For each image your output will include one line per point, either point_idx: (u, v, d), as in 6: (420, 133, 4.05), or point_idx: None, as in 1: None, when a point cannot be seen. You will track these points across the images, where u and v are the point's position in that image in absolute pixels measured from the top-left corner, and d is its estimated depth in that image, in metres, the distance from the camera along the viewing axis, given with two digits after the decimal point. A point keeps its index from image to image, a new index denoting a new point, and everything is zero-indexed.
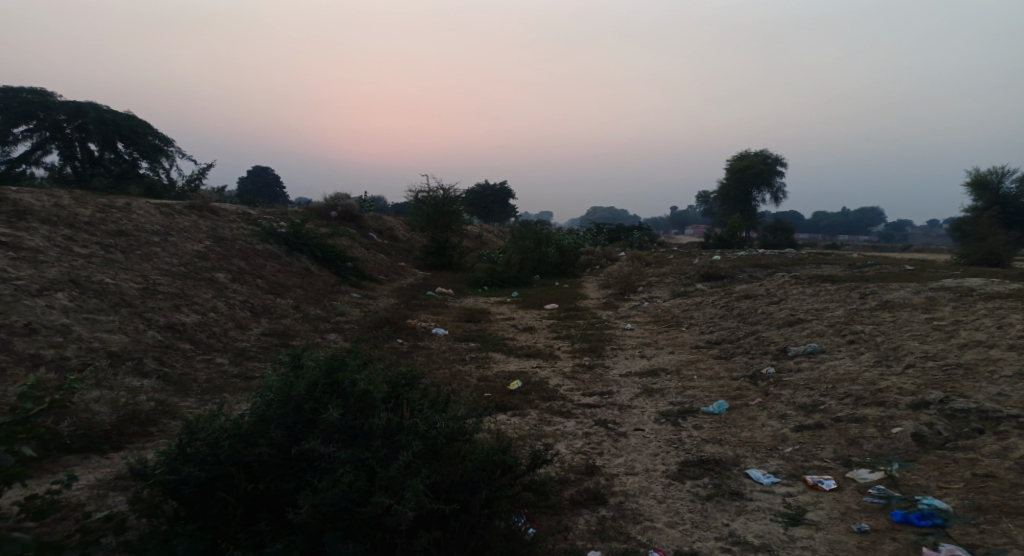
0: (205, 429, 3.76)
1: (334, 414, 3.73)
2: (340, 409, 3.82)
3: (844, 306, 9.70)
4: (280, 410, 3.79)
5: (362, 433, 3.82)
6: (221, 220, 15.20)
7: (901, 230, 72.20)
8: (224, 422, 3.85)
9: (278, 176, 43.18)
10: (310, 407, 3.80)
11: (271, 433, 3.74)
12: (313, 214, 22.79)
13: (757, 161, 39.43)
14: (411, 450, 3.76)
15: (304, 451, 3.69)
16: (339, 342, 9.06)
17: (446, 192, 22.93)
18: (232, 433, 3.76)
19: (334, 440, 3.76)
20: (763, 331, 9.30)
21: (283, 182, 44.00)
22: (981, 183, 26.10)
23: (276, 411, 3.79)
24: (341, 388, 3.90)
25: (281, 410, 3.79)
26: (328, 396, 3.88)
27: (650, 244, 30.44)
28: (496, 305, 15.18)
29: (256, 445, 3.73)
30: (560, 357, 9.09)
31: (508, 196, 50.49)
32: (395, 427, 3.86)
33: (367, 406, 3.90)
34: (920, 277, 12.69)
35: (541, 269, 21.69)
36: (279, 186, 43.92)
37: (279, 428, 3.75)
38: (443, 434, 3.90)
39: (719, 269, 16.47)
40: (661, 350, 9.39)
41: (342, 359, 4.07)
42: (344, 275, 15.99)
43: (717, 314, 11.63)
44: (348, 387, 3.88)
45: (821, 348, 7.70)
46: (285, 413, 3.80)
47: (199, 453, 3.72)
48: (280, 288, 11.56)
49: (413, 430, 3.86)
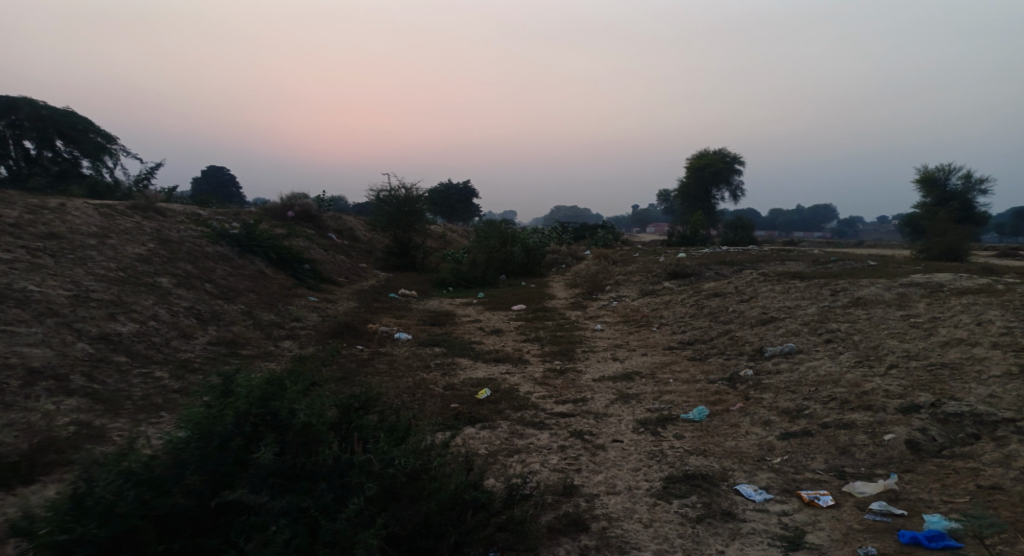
0: (109, 474, 3.24)
1: (267, 454, 3.36)
2: (275, 447, 3.44)
3: (816, 303, 9.52)
4: (200, 452, 3.38)
5: (304, 474, 3.45)
6: (168, 221, 14.44)
7: (854, 227, 73.95)
8: (134, 465, 3.33)
9: (234, 177, 41.96)
10: (238, 444, 3.42)
11: (186, 480, 3.29)
12: (269, 215, 22.00)
13: (717, 160, 39.79)
14: (365, 494, 3.37)
15: (228, 502, 3.27)
16: (294, 350, 8.52)
17: (408, 191, 22.38)
18: (143, 481, 3.26)
19: (269, 487, 3.37)
20: (736, 331, 9.05)
21: (239, 183, 42.78)
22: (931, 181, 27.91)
23: (194, 453, 3.37)
24: (277, 420, 3.55)
25: (201, 451, 3.38)
26: (262, 428, 3.52)
27: (614, 242, 30.31)
28: (462, 306, 14.73)
29: (169, 495, 3.26)
30: (530, 361, 8.69)
31: (471, 196, 50.01)
32: (344, 464, 3.50)
33: (310, 442, 3.55)
34: (886, 272, 12.66)
35: (506, 268, 21.29)
36: (235, 187, 42.68)
37: (197, 475, 3.32)
38: (403, 473, 3.49)
39: (686, 267, 16.29)
40: (633, 352, 9.07)
41: (278, 387, 3.73)
42: (301, 277, 15.35)
43: (688, 313, 11.38)
44: (286, 419, 3.54)
45: (799, 348, 7.45)
46: (209, 452, 3.38)
47: (102, 501, 3.14)
48: (230, 293, 10.94)
49: (366, 469, 3.46)
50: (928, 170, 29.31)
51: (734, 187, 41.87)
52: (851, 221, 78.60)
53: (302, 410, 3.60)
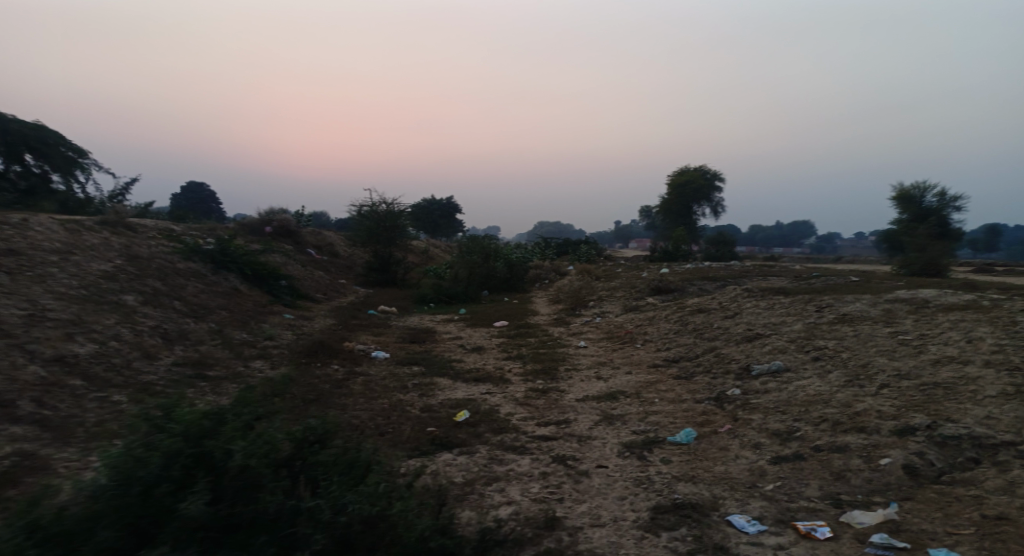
0: None
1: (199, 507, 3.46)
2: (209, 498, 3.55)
3: (801, 320, 9.36)
4: None
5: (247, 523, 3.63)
6: (139, 237, 14.07)
7: (833, 243, 74.70)
8: None
9: (214, 193, 41.42)
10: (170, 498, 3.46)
11: None
12: (246, 231, 21.60)
13: (698, 177, 39.96)
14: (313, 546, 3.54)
15: None
16: (264, 371, 8.20)
17: (388, 207, 22.08)
18: None
19: (208, 538, 3.52)
20: (722, 348, 8.85)
21: (219, 198, 42.23)
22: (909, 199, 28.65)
23: None
24: (215, 466, 3.68)
25: None
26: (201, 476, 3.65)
27: (597, 257, 30.16)
28: (442, 323, 14.43)
29: None
30: (511, 380, 8.42)
31: (455, 211, 49.76)
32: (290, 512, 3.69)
33: (250, 489, 3.69)
34: (870, 288, 12.54)
35: (489, 284, 21.03)
36: (215, 202, 42.12)
37: None
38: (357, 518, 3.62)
39: (670, 282, 16.13)
40: (617, 370, 8.83)
41: (215, 428, 3.83)
42: (277, 294, 14.99)
43: (672, 330, 11.17)
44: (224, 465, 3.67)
45: (786, 365, 7.25)
46: None
47: None
48: (201, 311, 10.60)
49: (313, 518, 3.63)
50: (905, 187, 29.93)
51: (716, 203, 42.04)
52: (830, 236, 79.39)
53: (240, 453, 3.70)
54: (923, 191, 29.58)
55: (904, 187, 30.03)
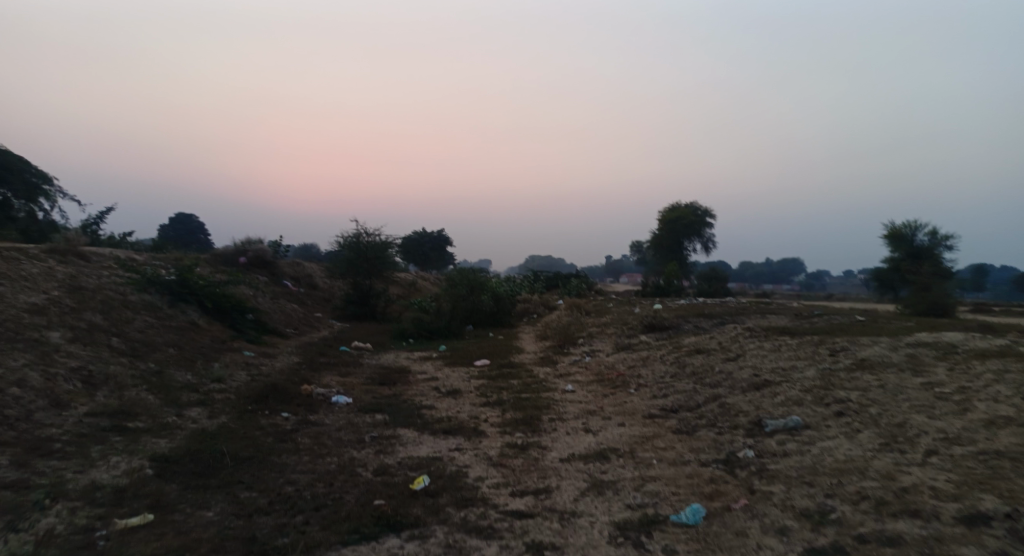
0: None
1: None
2: None
3: (814, 365, 8.34)
4: None
5: None
6: (90, 266, 13.03)
7: (823, 280, 74.33)
8: None
9: (201, 223, 40.38)
10: None
11: None
12: (219, 261, 20.53)
13: (688, 212, 39.43)
14: None
15: None
16: (200, 422, 7.08)
17: (369, 237, 21.09)
18: None
19: None
20: (726, 397, 7.80)
21: (205, 229, 41.19)
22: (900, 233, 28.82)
23: None
24: None
25: None
26: None
27: (588, 292, 29.22)
28: (419, 362, 13.31)
29: None
30: (486, 433, 7.30)
31: (445, 244, 48.82)
32: None
33: None
34: (881, 329, 11.56)
35: (473, 318, 19.95)
36: (202, 233, 41.07)
37: None
38: None
39: (664, 319, 15.12)
40: (609, 421, 7.74)
41: None
42: (241, 328, 13.87)
43: (668, 373, 10.12)
44: None
45: (805, 422, 6.22)
46: None
47: None
48: (143, 350, 9.48)
49: None
50: (895, 224, 29.58)
51: (706, 239, 41.38)
52: (818, 273, 79.09)
53: None
54: (913, 227, 29.19)
55: (894, 224, 29.61)
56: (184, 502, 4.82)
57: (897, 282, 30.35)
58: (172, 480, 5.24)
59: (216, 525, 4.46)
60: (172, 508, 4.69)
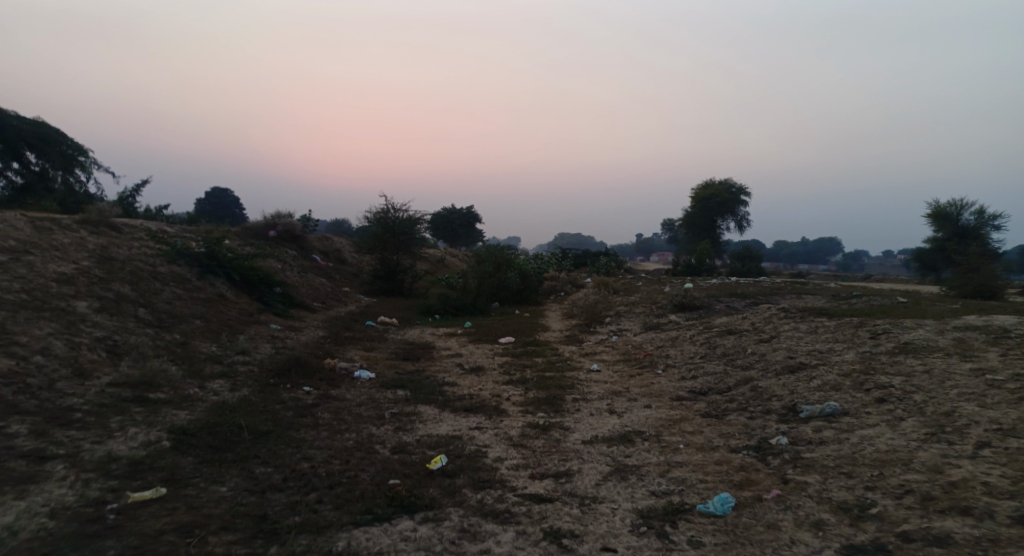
0: None
1: None
2: None
3: (853, 349, 7.96)
4: None
5: None
6: (120, 237, 13.10)
7: (860, 261, 72.57)
8: None
9: (237, 198, 40.75)
10: None
11: None
12: (249, 234, 20.62)
13: (722, 191, 38.59)
14: None
15: None
16: (220, 394, 7.01)
17: (397, 212, 20.97)
18: None
19: None
20: (759, 380, 7.49)
21: (240, 204, 41.58)
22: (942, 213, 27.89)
23: None
24: None
25: None
26: None
27: (617, 270, 28.84)
28: (444, 338, 13.19)
29: None
30: (508, 412, 7.12)
31: (475, 220, 48.64)
32: None
33: None
34: (923, 312, 11.07)
35: (500, 295, 19.78)
36: (236, 207, 41.48)
37: None
38: None
39: (695, 298, 14.75)
40: (635, 402, 7.50)
41: None
42: (268, 301, 13.88)
43: (698, 354, 9.81)
44: None
45: (844, 408, 5.90)
46: None
47: None
48: (169, 321, 9.48)
49: None
50: (938, 204, 28.55)
51: (740, 218, 40.52)
52: (855, 255, 77.23)
53: None
54: (958, 208, 28.13)
55: (937, 204, 28.59)
56: (197, 476, 4.72)
57: (938, 264, 29.40)
58: (187, 453, 5.15)
59: (228, 501, 4.35)
60: (185, 482, 4.60)
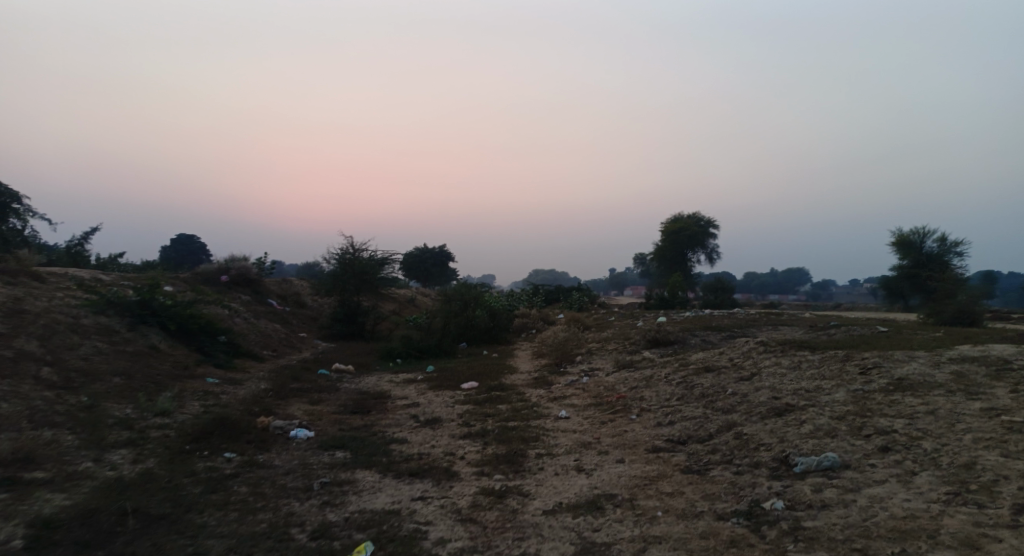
0: None
1: None
2: None
3: (844, 387, 7.18)
4: None
5: None
6: (43, 287, 12.01)
7: (828, 290, 73.21)
8: None
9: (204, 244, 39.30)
10: None
11: None
12: (199, 280, 19.51)
13: (692, 223, 38.38)
14: None
15: None
16: (118, 469, 5.98)
17: (356, 252, 20.02)
18: None
19: None
20: (743, 426, 6.66)
21: (205, 249, 40.11)
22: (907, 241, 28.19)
23: None
24: None
25: None
26: None
27: (590, 305, 28.14)
28: (401, 385, 12.17)
29: None
30: (459, 475, 6.17)
31: (448, 260, 47.79)
32: None
33: None
34: (909, 341, 10.41)
35: (467, 335, 18.83)
36: (201, 252, 39.98)
37: None
38: None
39: (669, 333, 13.99)
40: (606, 457, 6.58)
41: None
42: (209, 352, 12.78)
43: (674, 395, 8.98)
44: None
45: (844, 460, 5.07)
46: None
47: None
48: (79, 381, 8.41)
49: None
50: (903, 233, 28.59)
51: (710, 250, 40.26)
52: (824, 283, 77.96)
53: None
54: (922, 236, 28.21)
55: (902, 231, 28.69)
56: None
57: (908, 291, 29.35)
58: None
59: None
60: None
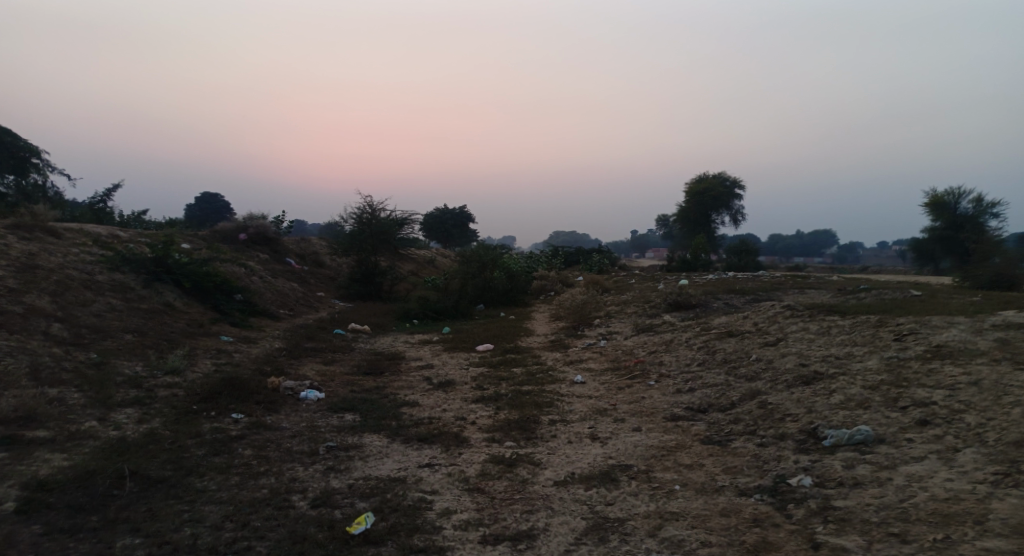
0: None
1: None
2: None
3: (877, 355, 6.79)
4: None
5: None
6: (57, 243, 11.91)
7: (855, 253, 71.84)
8: None
9: (227, 203, 39.25)
10: None
11: None
12: (217, 237, 19.40)
13: (716, 184, 37.49)
14: None
15: None
16: (122, 429, 5.84)
17: (374, 212, 19.75)
18: None
19: None
20: (768, 395, 6.33)
21: (228, 207, 40.04)
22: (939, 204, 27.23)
23: None
24: None
25: None
26: None
27: (610, 267, 27.73)
28: (416, 346, 11.98)
29: None
30: (470, 441, 5.95)
31: (469, 220, 47.42)
32: None
33: None
34: (944, 307, 9.95)
35: (485, 297, 18.59)
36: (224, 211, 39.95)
37: None
38: None
39: (691, 296, 13.60)
40: (622, 424, 6.32)
41: None
42: (224, 310, 12.66)
43: (695, 361, 8.66)
44: None
45: (877, 434, 4.75)
46: None
47: None
48: (89, 338, 8.28)
49: None
50: (936, 192, 27.57)
51: (734, 211, 39.44)
52: (852, 246, 76.33)
53: None
54: (956, 196, 27.20)
55: (936, 192, 27.55)
56: None
57: (939, 252, 28.55)
58: (33, 522, 3.99)
59: None
60: None
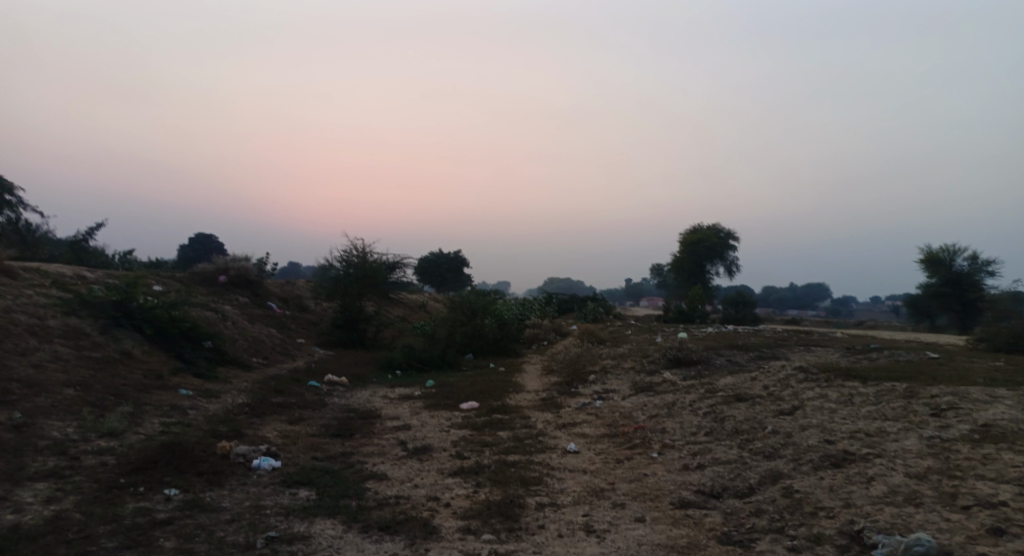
0: None
1: None
2: None
3: (915, 433, 5.89)
4: None
5: None
6: (9, 284, 11.00)
7: (848, 306, 71.42)
8: None
9: (220, 244, 38.41)
10: None
11: None
12: (194, 279, 18.52)
13: (712, 235, 37.04)
14: None
15: None
16: (23, 512, 4.87)
17: (361, 256, 18.93)
18: None
19: None
20: (792, 481, 5.42)
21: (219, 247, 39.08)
22: (934, 260, 27.10)
23: None
24: None
25: None
26: None
27: (605, 317, 26.87)
28: (395, 403, 11.00)
29: None
30: (442, 531, 5.00)
31: (463, 265, 46.67)
32: None
33: None
34: (973, 373, 9.08)
35: (473, 347, 17.66)
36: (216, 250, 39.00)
37: None
38: None
39: (692, 351, 12.72)
40: (623, 511, 5.39)
41: None
42: (189, 359, 11.68)
43: (701, 429, 7.74)
44: None
45: (941, 545, 3.85)
46: None
47: None
48: (18, 394, 7.32)
49: None
50: (930, 250, 27.36)
51: (730, 263, 38.95)
52: (844, 299, 75.87)
53: None
54: (951, 253, 26.99)
55: (931, 249, 27.35)
56: None
57: (933, 311, 28.09)
58: None
59: None
60: None
